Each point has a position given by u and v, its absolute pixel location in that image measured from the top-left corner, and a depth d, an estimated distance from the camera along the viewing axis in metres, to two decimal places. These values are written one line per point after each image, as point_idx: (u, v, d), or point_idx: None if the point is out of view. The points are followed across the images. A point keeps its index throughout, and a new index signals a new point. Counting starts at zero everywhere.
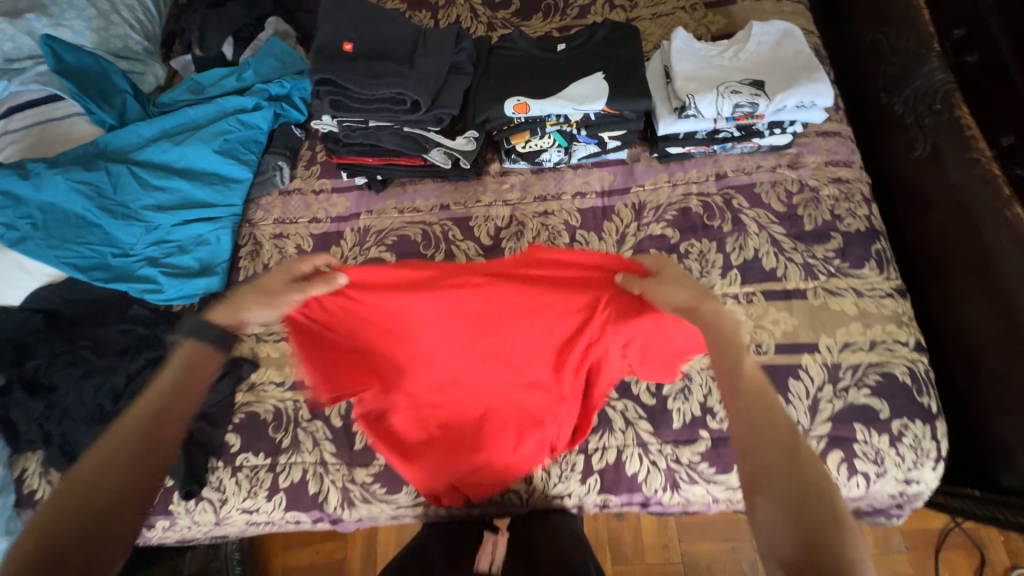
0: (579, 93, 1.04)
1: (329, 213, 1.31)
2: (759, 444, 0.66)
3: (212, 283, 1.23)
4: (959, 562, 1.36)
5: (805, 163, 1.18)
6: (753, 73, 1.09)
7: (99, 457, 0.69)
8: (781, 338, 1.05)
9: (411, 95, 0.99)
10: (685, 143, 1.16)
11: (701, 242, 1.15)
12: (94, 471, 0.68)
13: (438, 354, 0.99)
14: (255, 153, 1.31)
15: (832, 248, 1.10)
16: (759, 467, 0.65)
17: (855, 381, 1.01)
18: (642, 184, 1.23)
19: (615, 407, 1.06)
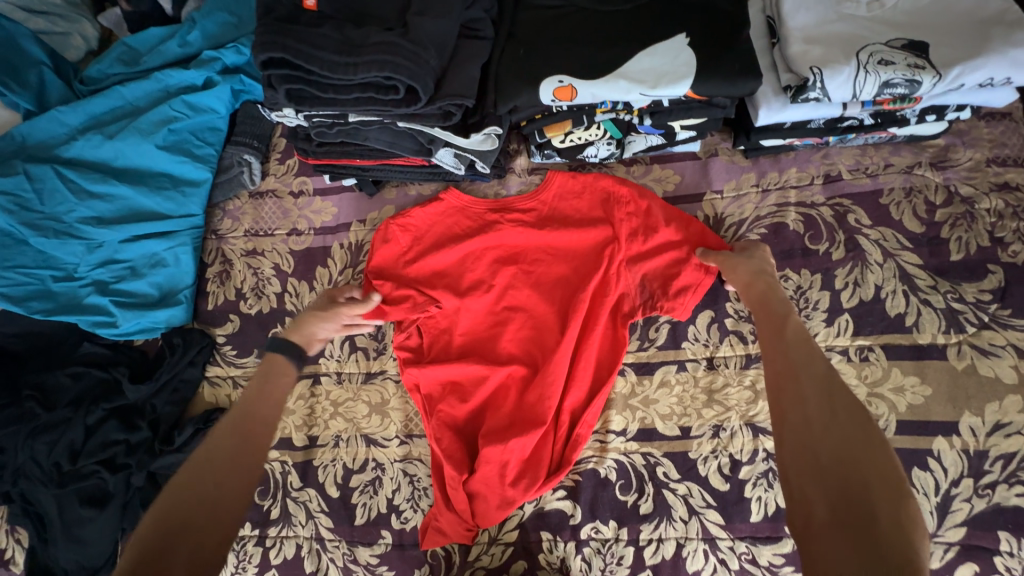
0: (649, 71, 0.71)
1: (312, 222, 1.04)
2: (790, 399, 0.59)
3: (176, 316, 1.01)
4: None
5: (956, 161, 0.84)
6: (910, 31, 0.72)
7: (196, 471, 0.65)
8: (907, 412, 0.79)
9: (404, 82, 0.67)
10: (789, 135, 0.83)
11: (799, 274, 0.86)
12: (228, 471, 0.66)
13: (478, 324, 0.92)
14: (213, 145, 1.02)
15: (988, 288, 0.80)
16: (793, 419, 0.58)
17: (1005, 476, 0.75)
18: (720, 190, 0.91)
19: (675, 490, 0.84)
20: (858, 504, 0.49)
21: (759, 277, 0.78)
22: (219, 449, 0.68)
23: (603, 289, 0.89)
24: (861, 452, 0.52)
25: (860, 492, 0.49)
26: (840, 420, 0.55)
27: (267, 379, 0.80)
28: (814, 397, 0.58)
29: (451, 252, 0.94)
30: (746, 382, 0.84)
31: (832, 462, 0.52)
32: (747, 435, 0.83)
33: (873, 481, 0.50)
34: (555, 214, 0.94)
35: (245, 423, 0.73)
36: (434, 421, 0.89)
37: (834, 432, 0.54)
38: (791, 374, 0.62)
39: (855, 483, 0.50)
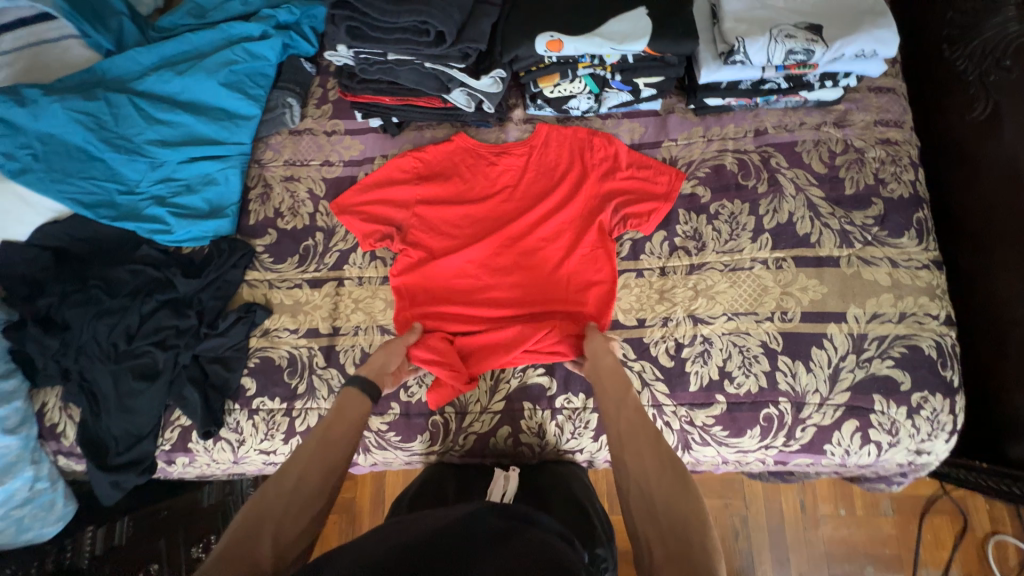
0: (618, 32, 0.94)
1: (342, 156, 1.25)
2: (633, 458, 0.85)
3: (223, 226, 1.19)
4: (936, 519, 1.50)
5: (852, 122, 1.10)
6: (811, 16, 0.97)
7: (275, 482, 0.85)
8: (808, 306, 1.02)
9: (436, 26, 0.89)
10: (726, 95, 1.07)
11: (733, 203, 1.09)
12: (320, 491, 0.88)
13: (476, 240, 1.14)
14: (263, 87, 1.22)
15: (871, 215, 1.05)
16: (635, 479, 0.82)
17: (879, 352, 0.99)
18: (675, 138, 1.16)
19: (632, 367, 1.05)
20: (673, 537, 0.72)
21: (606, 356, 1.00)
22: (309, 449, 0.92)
23: (578, 215, 1.12)
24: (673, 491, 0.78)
25: (677, 524, 0.74)
26: (664, 479, 0.80)
27: (345, 407, 0.98)
28: (651, 457, 0.84)
29: (457, 184, 1.18)
30: (690, 284, 1.07)
31: (663, 509, 0.76)
32: (689, 323, 1.05)
33: (684, 517, 0.74)
34: (541, 157, 1.17)
35: (320, 443, 0.93)
36: (443, 315, 1.11)
37: (657, 480, 0.80)
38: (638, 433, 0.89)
39: (677, 528, 0.73)
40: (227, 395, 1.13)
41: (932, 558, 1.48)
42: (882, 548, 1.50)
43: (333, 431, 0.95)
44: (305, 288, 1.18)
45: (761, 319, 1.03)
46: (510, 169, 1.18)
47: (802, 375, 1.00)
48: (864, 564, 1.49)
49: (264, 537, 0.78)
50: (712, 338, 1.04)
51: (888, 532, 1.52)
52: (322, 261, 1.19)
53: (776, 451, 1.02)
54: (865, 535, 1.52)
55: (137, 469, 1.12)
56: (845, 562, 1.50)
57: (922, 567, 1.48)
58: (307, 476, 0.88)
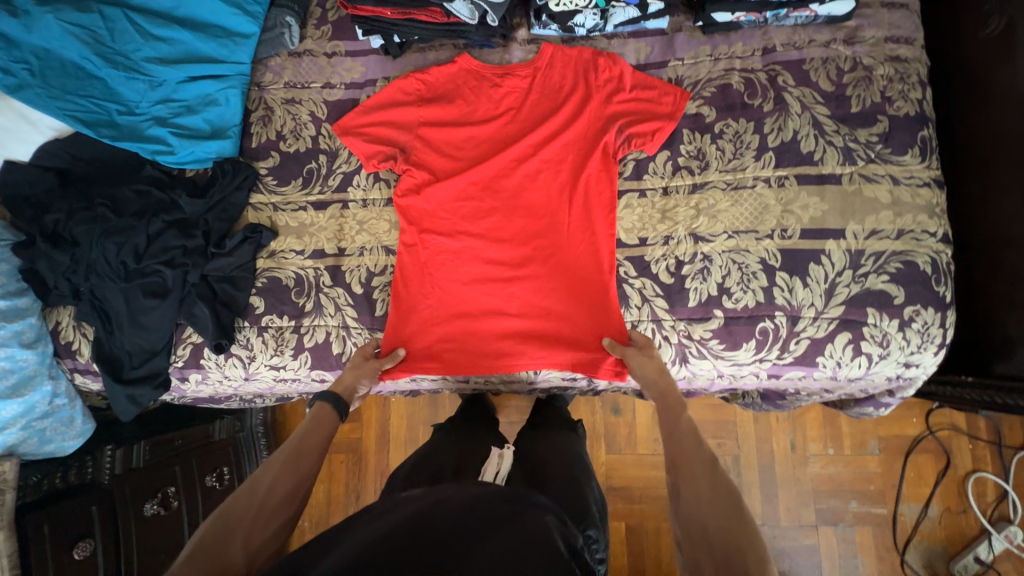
0: None
1: (343, 78, 1.23)
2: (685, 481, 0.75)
3: (225, 148, 1.19)
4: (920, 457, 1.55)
5: (863, 38, 1.08)
6: None
7: (249, 488, 0.79)
8: (808, 223, 1.03)
9: None
10: (734, 8, 1.06)
11: (737, 122, 1.09)
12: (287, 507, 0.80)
13: (478, 163, 1.12)
14: (260, 4, 1.19)
15: (876, 133, 1.04)
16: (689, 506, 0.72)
17: (875, 268, 1.01)
18: (681, 57, 1.14)
19: (633, 284, 1.07)
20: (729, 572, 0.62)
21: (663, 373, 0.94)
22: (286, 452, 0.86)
23: (582, 137, 1.11)
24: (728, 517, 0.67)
25: (736, 553, 0.63)
26: (715, 498, 0.70)
27: (318, 423, 0.92)
28: (705, 481, 0.73)
29: (460, 106, 1.16)
30: (692, 204, 1.08)
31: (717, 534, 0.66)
32: (690, 242, 1.06)
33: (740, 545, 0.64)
34: (545, 77, 1.15)
35: (295, 450, 0.86)
36: (444, 243, 1.10)
37: (709, 502, 0.70)
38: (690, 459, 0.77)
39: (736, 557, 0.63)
40: (236, 313, 1.16)
41: (913, 493, 1.55)
42: (866, 484, 1.57)
43: (314, 436, 0.90)
44: (309, 211, 1.18)
45: (760, 237, 1.05)
46: (513, 92, 1.16)
47: (798, 290, 1.02)
48: (847, 498, 1.57)
49: (231, 545, 0.72)
50: (713, 255, 1.06)
51: (874, 470, 1.58)
52: (326, 184, 1.19)
53: (770, 364, 1.06)
54: (851, 472, 1.58)
55: (154, 383, 1.17)
56: (830, 497, 1.57)
57: (903, 501, 1.55)
58: (284, 480, 0.82)
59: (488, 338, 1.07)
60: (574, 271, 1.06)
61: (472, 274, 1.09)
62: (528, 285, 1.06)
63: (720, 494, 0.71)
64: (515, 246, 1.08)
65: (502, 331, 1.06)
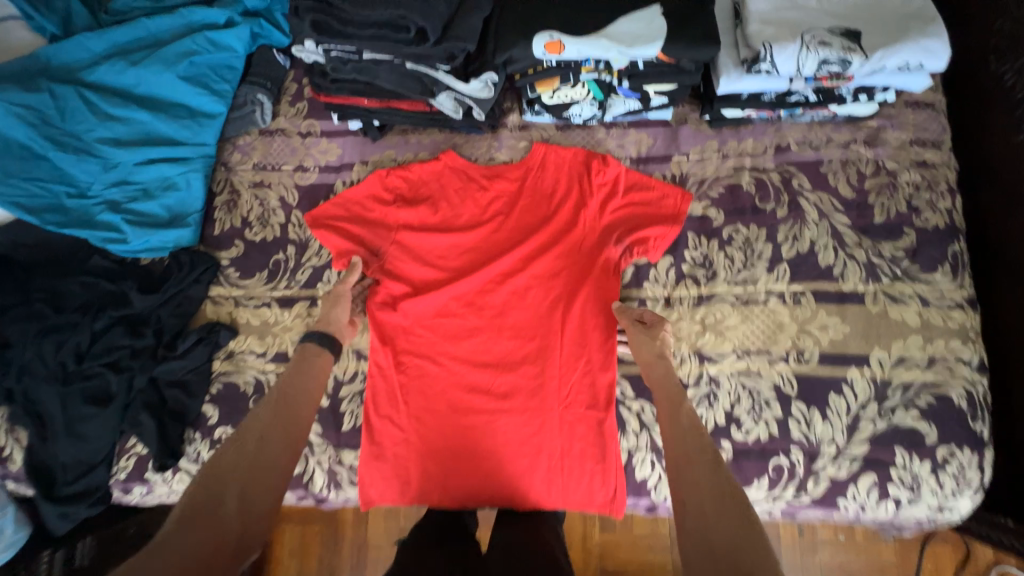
0: (628, 34, 0.82)
1: (318, 160, 1.13)
2: (684, 466, 0.71)
3: (184, 237, 1.08)
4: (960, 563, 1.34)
5: (885, 140, 0.99)
6: (849, 20, 0.86)
7: (208, 470, 0.70)
8: (827, 347, 0.92)
9: (416, 21, 0.77)
10: (746, 106, 0.96)
11: (747, 228, 0.99)
12: (286, 458, 0.75)
13: (462, 275, 1.03)
14: (230, 82, 1.10)
15: (902, 247, 0.94)
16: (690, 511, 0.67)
17: (903, 401, 0.90)
18: (686, 153, 1.04)
19: (630, 407, 0.97)
20: None
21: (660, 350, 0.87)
22: (255, 420, 0.77)
23: (577, 250, 1.01)
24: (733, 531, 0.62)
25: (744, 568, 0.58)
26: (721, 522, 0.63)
27: (303, 359, 0.88)
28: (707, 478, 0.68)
29: (444, 209, 1.06)
30: (697, 318, 0.97)
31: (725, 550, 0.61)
32: (694, 361, 0.95)
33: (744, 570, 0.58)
34: (538, 179, 1.05)
35: (283, 392, 0.82)
36: (423, 366, 1.01)
37: (710, 514, 0.65)
38: (672, 462, 0.73)
39: None
40: (186, 423, 1.03)
41: None
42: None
43: (291, 396, 0.82)
44: (274, 308, 1.07)
45: (774, 360, 0.93)
46: (502, 195, 1.06)
47: (817, 424, 0.91)
48: None
49: (226, 502, 0.67)
50: (720, 378, 0.94)
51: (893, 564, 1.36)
52: (293, 278, 1.08)
53: (786, 503, 0.93)
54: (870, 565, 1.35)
55: (88, 501, 1.02)
56: None
57: None
58: (256, 452, 0.73)
59: (469, 477, 0.97)
60: (564, 406, 0.96)
61: (457, 402, 0.99)
62: (513, 418, 0.97)
63: (716, 487, 0.67)
64: (500, 374, 0.99)
65: (484, 470, 0.97)
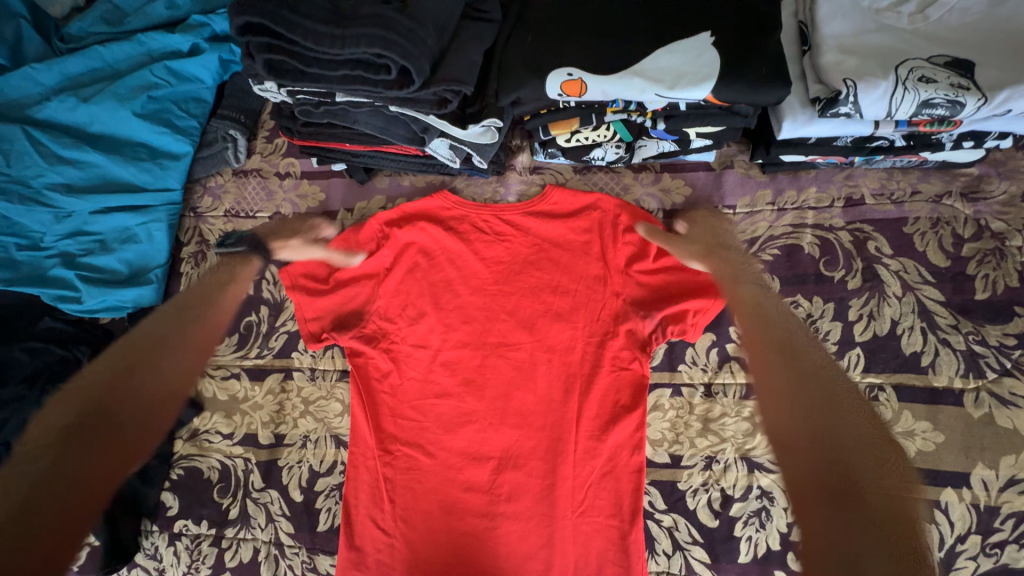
0: (668, 70, 0.64)
1: (296, 207, 0.98)
2: (775, 351, 0.73)
3: (145, 296, 0.93)
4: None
5: (988, 194, 0.79)
6: (953, 49, 0.66)
7: None
8: (915, 460, 0.73)
9: (396, 61, 0.61)
10: (812, 152, 0.77)
11: (810, 302, 0.80)
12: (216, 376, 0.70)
13: (461, 349, 0.87)
14: (197, 117, 0.97)
15: (1012, 332, 0.74)
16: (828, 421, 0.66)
17: (1016, 536, 0.70)
18: (733, 205, 0.86)
19: (659, 522, 0.79)
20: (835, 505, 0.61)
21: (716, 248, 0.82)
22: (161, 330, 0.86)
23: (598, 324, 0.84)
24: (833, 422, 0.66)
25: (850, 495, 0.61)
26: (797, 406, 0.68)
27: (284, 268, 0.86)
28: (783, 368, 0.71)
29: (440, 270, 0.90)
30: (745, 414, 0.79)
31: (798, 442, 0.66)
32: (741, 469, 0.77)
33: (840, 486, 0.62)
34: (549, 233, 0.89)
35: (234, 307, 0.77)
36: (413, 459, 0.85)
37: (793, 410, 0.68)
38: (760, 336, 0.74)
39: (835, 485, 0.62)
40: (142, 514, 0.88)
41: None
42: None
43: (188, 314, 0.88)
44: (244, 380, 0.93)
45: None
46: (508, 255, 0.89)
47: None
48: None
49: None
50: (774, 492, 0.76)
51: None
52: (265, 346, 0.94)
53: None
54: None
55: None
56: None
57: None
58: (152, 366, 0.83)
59: None
60: (580, 517, 0.80)
61: (453, 504, 0.83)
62: (519, 526, 0.81)
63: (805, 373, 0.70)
64: (502, 471, 0.82)
65: None
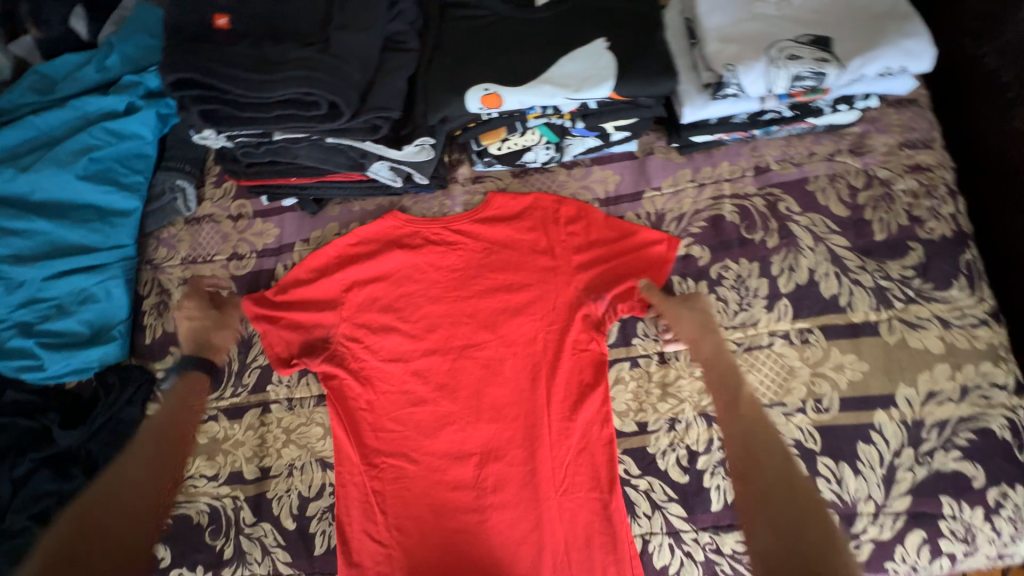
0: (572, 75, 0.71)
1: (253, 245, 1.01)
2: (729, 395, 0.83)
3: (110, 353, 0.94)
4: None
5: (872, 147, 0.90)
6: (814, 28, 0.77)
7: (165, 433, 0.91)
8: (847, 389, 0.82)
9: (324, 97, 0.66)
10: (716, 131, 0.86)
11: (738, 264, 0.88)
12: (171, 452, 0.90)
13: (431, 355, 0.91)
14: (142, 172, 1.00)
15: (910, 265, 0.84)
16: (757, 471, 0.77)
17: (941, 442, 0.79)
18: (659, 186, 0.94)
19: (636, 487, 0.83)
20: None
21: (709, 328, 0.85)
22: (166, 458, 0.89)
23: (554, 312, 0.90)
24: (804, 536, 0.69)
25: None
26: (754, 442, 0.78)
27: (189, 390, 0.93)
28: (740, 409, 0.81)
29: (401, 284, 0.94)
30: (697, 373, 0.86)
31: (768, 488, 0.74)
32: (702, 425, 0.84)
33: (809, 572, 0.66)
34: (498, 236, 0.95)
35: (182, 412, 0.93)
36: (399, 467, 0.88)
37: (774, 522, 0.72)
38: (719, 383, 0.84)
39: None
40: None
41: None
42: None
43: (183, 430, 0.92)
44: (222, 420, 0.94)
45: (790, 412, 0.82)
46: (463, 262, 0.94)
47: (849, 479, 0.80)
48: None
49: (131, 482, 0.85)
50: None
51: None
52: (240, 383, 0.95)
53: None
54: None
55: None
56: None
57: None
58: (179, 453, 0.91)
59: None
60: (563, 494, 0.84)
61: (444, 505, 0.86)
62: (508, 513, 0.85)
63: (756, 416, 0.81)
64: (485, 464, 0.87)
65: None
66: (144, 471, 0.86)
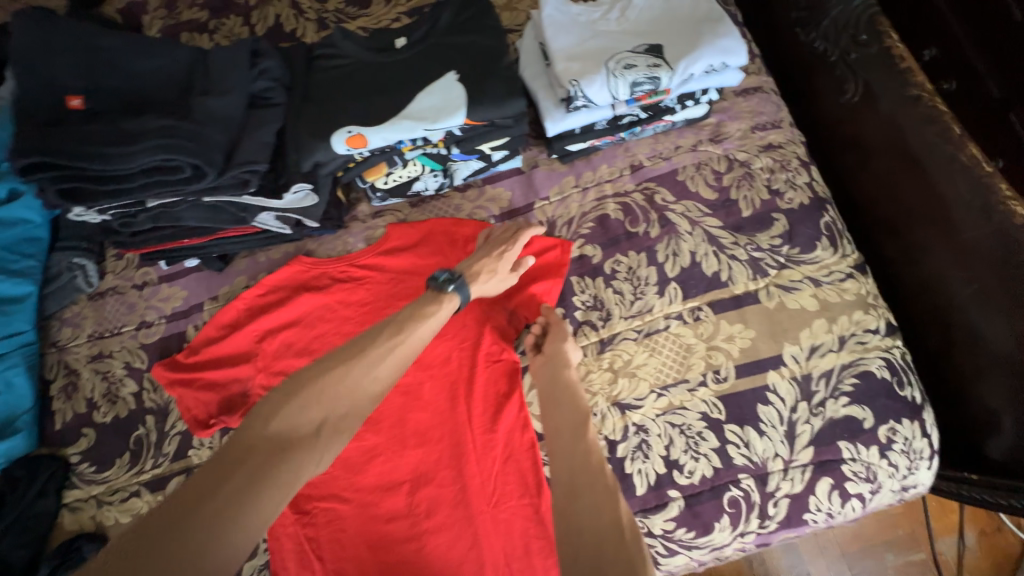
0: (427, 108, 0.77)
1: (161, 311, 1.00)
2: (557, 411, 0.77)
3: (16, 446, 0.90)
4: (975, 508, 1.17)
5: (728, 134, 0.99)
6: (646, 38, 0.85)
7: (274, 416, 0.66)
8: (740, 357, 0.87)
9: (184, 161, 0.69)
10: (584, 139, 0.93)
11: (628, 257, 0.94)
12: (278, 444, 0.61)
13: None
14: (34, 256, 0.98)
15: (777, 234, 0.92)
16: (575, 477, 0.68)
17: (831, 392, 0.85)
18: (547, 196, 1.00)
19: None
20: None
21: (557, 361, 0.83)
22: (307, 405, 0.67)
23: (464, 330, 0.93)
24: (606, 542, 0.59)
25: None
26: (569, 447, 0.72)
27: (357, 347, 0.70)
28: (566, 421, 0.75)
29: (313, 326, 0.95)
30: (605, 365, 0.90)
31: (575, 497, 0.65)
32: (616, 414, 0.87)
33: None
34: (402, 265, 0.97)
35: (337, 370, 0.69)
36: (331, 509, 0.87)
37: (584, 524, 0.62)
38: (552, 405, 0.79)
39: None
40: None
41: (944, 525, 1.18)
42: (893, 530, 1.19)
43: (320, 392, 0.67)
44: (145, 495, 0.91)
45: (693, 387, 0.87)
46: (371, 295, 0.96)
47: (756, 441, 0.84)
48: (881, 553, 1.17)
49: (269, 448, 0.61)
50: (647, 424, 0.86)
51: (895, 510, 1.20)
52: (160, 453, 0.93)
53: (755, 535, 0.85)
54: (874, 521, 1.20)
55: None
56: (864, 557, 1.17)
57: (938, 537, 1.17)
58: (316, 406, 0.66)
59: None
60: (496, 506, 0.85)
61: (381, 540, 0.86)
62: (445, 535, 0.85)
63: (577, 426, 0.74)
64: (417, 490, 0.87)
65: None
66: (237, 460, 0.59)
